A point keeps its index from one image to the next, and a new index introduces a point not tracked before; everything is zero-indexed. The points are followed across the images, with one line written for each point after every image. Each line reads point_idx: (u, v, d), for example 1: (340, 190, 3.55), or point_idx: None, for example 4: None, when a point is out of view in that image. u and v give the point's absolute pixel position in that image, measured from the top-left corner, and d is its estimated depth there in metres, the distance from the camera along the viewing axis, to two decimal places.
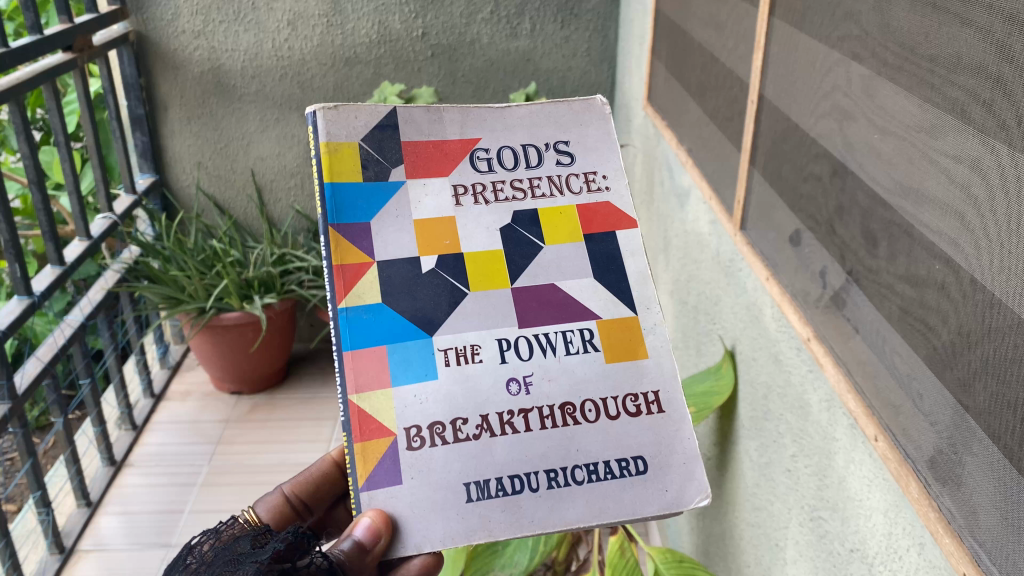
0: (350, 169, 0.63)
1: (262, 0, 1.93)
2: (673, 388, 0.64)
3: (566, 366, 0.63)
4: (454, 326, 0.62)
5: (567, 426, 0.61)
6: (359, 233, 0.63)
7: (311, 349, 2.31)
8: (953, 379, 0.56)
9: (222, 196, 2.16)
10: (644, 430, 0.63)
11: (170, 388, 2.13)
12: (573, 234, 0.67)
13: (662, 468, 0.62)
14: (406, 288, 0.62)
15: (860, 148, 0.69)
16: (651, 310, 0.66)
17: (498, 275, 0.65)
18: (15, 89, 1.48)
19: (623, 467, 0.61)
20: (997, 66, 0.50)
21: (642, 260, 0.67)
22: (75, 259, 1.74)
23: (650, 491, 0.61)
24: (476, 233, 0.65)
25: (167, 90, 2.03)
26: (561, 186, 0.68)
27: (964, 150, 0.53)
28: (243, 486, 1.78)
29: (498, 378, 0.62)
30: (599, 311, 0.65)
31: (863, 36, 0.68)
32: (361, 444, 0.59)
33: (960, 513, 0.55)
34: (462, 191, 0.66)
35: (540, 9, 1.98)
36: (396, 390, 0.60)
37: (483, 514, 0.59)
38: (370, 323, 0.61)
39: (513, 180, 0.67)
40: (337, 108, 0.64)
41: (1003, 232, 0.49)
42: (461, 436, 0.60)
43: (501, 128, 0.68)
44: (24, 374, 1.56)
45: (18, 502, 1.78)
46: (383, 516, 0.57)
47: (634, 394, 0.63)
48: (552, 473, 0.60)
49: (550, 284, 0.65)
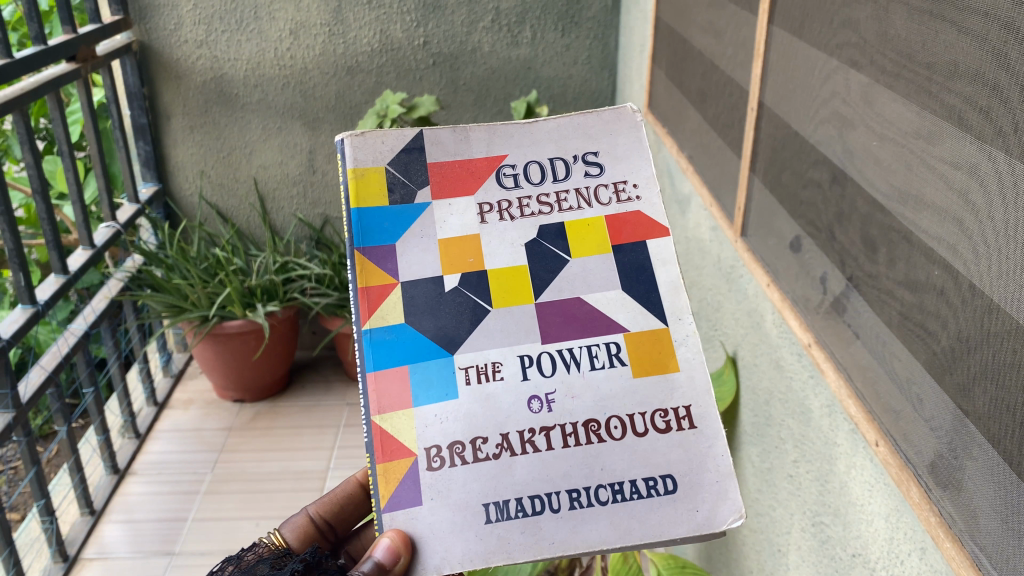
0: (376, 194, 0.62)
1: (264, 10, 1.95)
2: (706, 403, 0.59)
3: (590, 382, 0.59)
4: (476, 343, 0.60)
5: (591, 444, 0.58)
6: (384, 254, 0.61)
7: (313, 356, 2.31)
8: (952, 384, 0.56)
9: (224, 204, 2.17)
10: (673, 447, 0.58)
11: (173, 396, 2.13)
12: (600, 245, 0.63)
13: (692, 488, 0.57)
14: (428, 308, 0.60)
15: (860, 155, 0.70)
16: (682, 321, 0.61)
17: (521, 290, 0.61)
18: (19, 99, 1.49)
19: (650, 487, 0.57)
20: (994, 72, 0.50)
21: (672, 270, 0.63)
22: (78, 268, 1.75)
23: (679, 511, 0.57)
24: (501, 249, 0.62)
25: (170, 99, 2.04)
26: (590, 198, 0.64)
27: (962, 156, 0.54)
28: (245, 493, 1.79)
29: (519, 396, 0.59)
30: (626, 323, 0.61)
31: (861, 44, 0.69)
32: (384, 464, 0.57)
33: (960, 517, 0.55)
34: (487, 209, 0.63)
35: (541, 17, 1.99)
36: (418, 410, 0.58)
37: (502, 535, 0.56)
38: (392, 344, 0.59)
39: (539, 194, 0.64)
40: (364, 134, 0.63)
41: (1000, 238, 0.50)
42: (481, 456, 0.57)
43: (527, 143, 0.65)
44: (28, 383, 1.57)
45: (21, 511, 1.78)
46: (403, 536, 0.55)
47: (664, 409, 0.59)
48: (574, 493, 0.57)
49: (576, 298, 0.61)
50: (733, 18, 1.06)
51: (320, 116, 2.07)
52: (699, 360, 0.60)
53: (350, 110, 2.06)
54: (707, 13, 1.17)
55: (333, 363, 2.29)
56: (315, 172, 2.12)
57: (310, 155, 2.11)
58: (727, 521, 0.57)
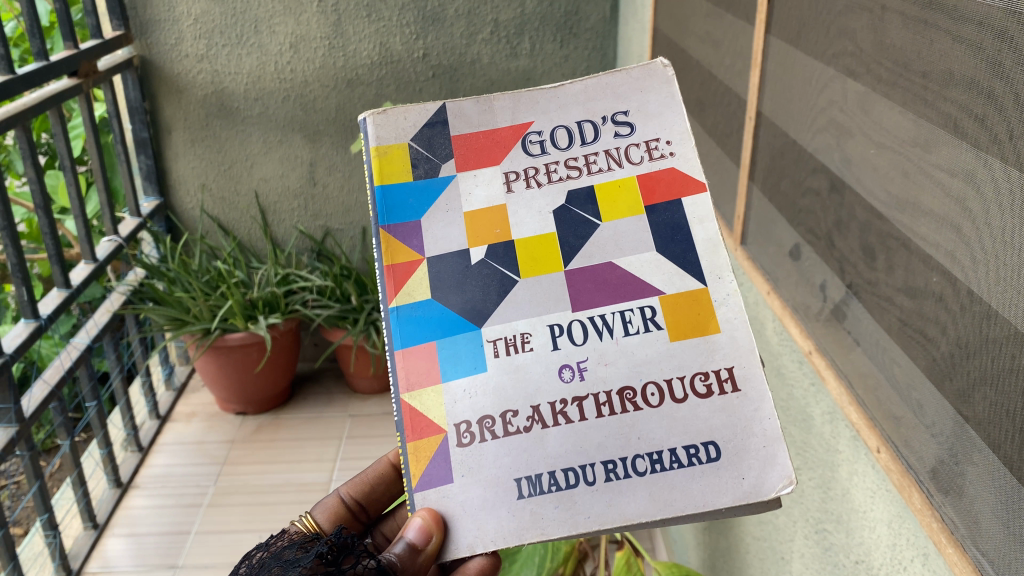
0: (399, 171, 0.60)
1: (264, 24, 1.96)
2: (750, 364, 0.55)
3: (624, 349, 0.56)
4: (505, 315, 0.57)
5: (626, 413, 0.55)
6: (409, 231, 0.59)
7: (315, 368, 2.32)
8: (952, 391, 0.57)
9: (225, 217, 2.17)
10: (716, 413, 0.54)
11: (176, 409, 2.13)
12: (632, 207, 0.59)
13: (737, 454, 0.53)
14: (455, 283, 0.58)
15: (858, 163, 0.70)
16: (723, 280, 0.57)
17: (550, 259, 0.58)
18: (20, 115, 1.50)
19: (691, 455, 0.54)
20: (989, 81, 0.51)
21: (711, 226, 0.58)
22: (80, 282, 1.75)
23: (723, 480, 0.53)
24: (528, 218, 0.59)
25: (171, 113, 2.05)
26: (621, 159, 0.60)
27: (958, 164, 0.54)
28: (248, 506, 1.79)
29: (549, 366, 0.56)
30: (662, 286, 0.57)
31: (858, 53, 0.69)
32: (414, 443, 0.55)
33: (962, 522, 0.56)
34: (513, 177, 0.60)
35: (540, 28, 2.00)
36: (447, 385, 0.56)
37: (535, 510, 0.53)
38: (418, 321, 0.57)
39: (567, 159, 0.60)
40: (386, 112, 0.60)
41: (998, 244, 0.50)
42: (511, 430, 0.55)
43: (553, 106, 0.61)
44: (31, 397, 1.57)
45: (24, 526, 1.78)
46: (435, 515, 0.54)
47: (704, 372, 0.55)
48: (609, 465, 0.54)
49: (608, 263, 0.58)
50: (730, 27, 1.07)
51: (320, 129, 2.07)
52: (741, 320, 0.56)
53: (350, 122, 2.07)
54: (705, 22, 1.17)
55: (334, 375, 2.29)
56: (316, 185, 2.13)
57: (311, 167, 2.11)
58: (776, 488, 0.52)
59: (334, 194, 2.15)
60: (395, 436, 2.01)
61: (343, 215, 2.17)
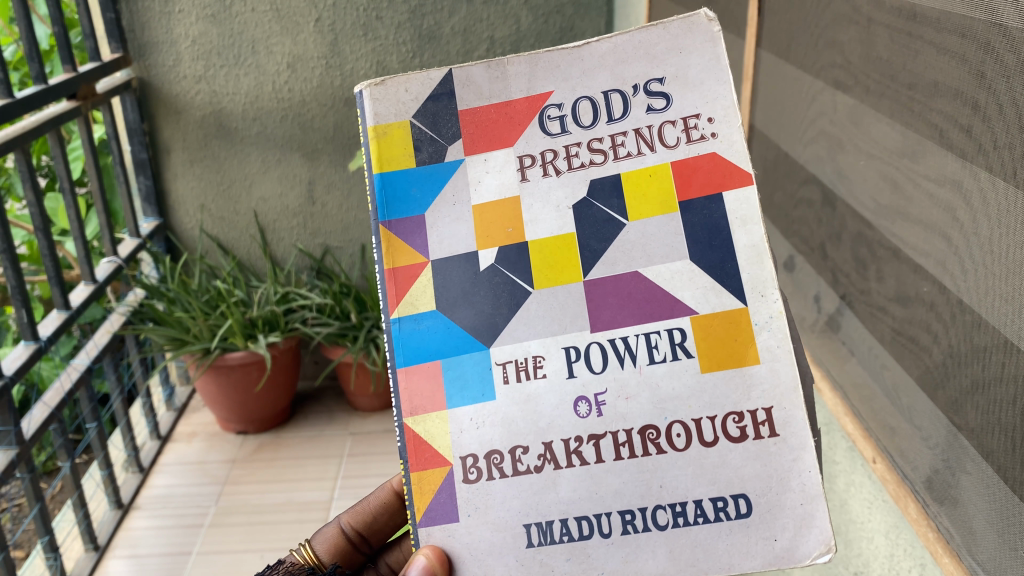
0: (399, 155, 0.56)
1: (262, 44, 1.97)
2: (790, 405, 0.52)
3: (647, 378, 0.53)
4: (516, 333, 0.55)
5: (646, 456, 0.53)
6: (412, 227, 0.56)
7: (316, 387, 2.31)
8: (945, 400, 0.57)
9: (224, 237, 2.17)
10: (749, 460, 0.52)
11: (177, 429, 2.13)
12: (667, 202, 0.54)
13: (770, 512, 0.52)
14: (462, 294, 0.55)
15: (849, 174, 0.70)
16: (766, 299, 0.53)
17: (568, 265, 0.55)
18: (20, 138, 1.51)
19: (719, 509, 0.52)
20: (973, 92, 0.51)
21: (755, 230, 0.53)
22: (80, 303, 1.76)
23: (754, 540, 0.52)
24: (545, 214, 0.55)
25: (169, 134, 2.06)
26: (653, 141, 0.55)
27: (945, 173, 0.55)
28: (249, 526, 1.78)
29: (564, 397, 0.54)
30: (695, 305, 0.53)
31: (847, 65, 0.70)
32: (417, 472, 0.55)
33: (958, 532, 0.55)
34: (528, 163, 0.56)
35: (536, 45, 2.00)
36: (452, 412, 0.55)
37: (546, 561, 0.53)
38: (421, 336, 0.56)
39: (590, 140, 0.55)
40: (383, 84, 0.57)
41: (985, 253, 0.50)
42: (521, 468, 0.54)
43: (577, 73, 0.55)
44: (31, 419, 1.57)
45: (26, 549, 1.78)
46: (438, 553, 0.53)
47: (738, 414, 0.53)
48: (628, 516, 0.53)
49: (634, 273, 0.54)
50: None
51: (318, 147, 2.08)
52: (784, 349, 0.53)
53: (349, 140, 2.07)
54: None
55: (334, 393, 2.29)
56: (314, 203, 2.14)
57: (310, 185, 2.12)
58: (812, 554, 0.51)
59: (333, 212, 2.15)
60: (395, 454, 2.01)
61: (341, 233, 2.17)
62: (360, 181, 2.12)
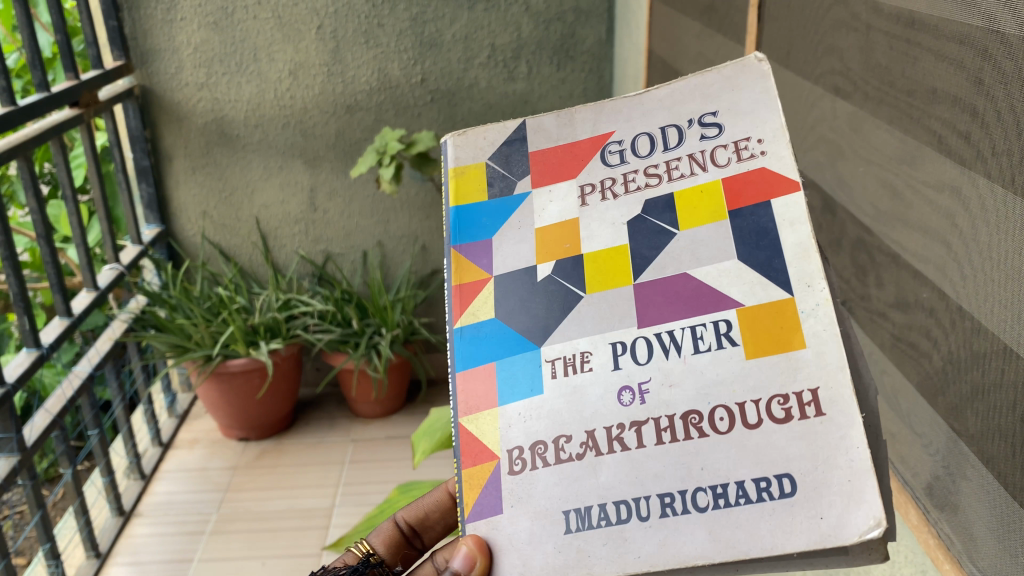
0: (473, 189, 0.51)
1: (263, 52, 1.98)
2: (840, 382, 0.41)
3: (692, 367, 0.43)
4: (567, 331, 0.47)
5: (688, 441, 0.42)
6: (480, 250, 0.50)
7: (317, 393, 2.31)
8: (944, 406, 0.57)
9: (226, 244, 2.18)
10: (794, 441, 0.41)
11: (178, 436, 2.13)
12: (714, 211, 0.45)
13: (817, 489, 0.40)
14: (519, 304, 0.48)
15: (849, 182, 0.70)
16: (813, 289, 0.42)
17: (619, 275, 0.47)
18: (21, 146, 1.52)
19: (761, 490, 0.41)
20: (971, 98, 0.51)
21: (803, 229, 0.43)
22: (81, 310, 1.76)
23: (797, 520, 0.40)
24: (601, 232, 0.48)
25: (171, 141, 2.06)
26: (705, 161, 0.47)
27: (944, 179, 0.55)
28: (249, 533, 1.78)
29: (608, 388, 0.45)
30: (741, 297, 0.43)
31: (846, 72, 0.70)
32: (469, 469, 0.46)
33: (959, 538, 0.55)
34: (589, 190, 0.49)
35: (536, 52, 2.01)
36: (503, 409, 0.47)
37: (582, 548, 0.43)
38: (480, 343, 0.49)
39: (647, 167, 0.48)
40: (466, 132, 0.52)
41: (984, 259, 0.51)
42: (563, 457, 0.44)
43: (637, 112, 0.49)
44: (33, 426, 1.57)
45: (27, 556, 1.79)
46: (480, 542, 0.45)
47: (784, 395, 0.42)
48: (666, 499, 0.42)
49: (682, 275, 0.45)
50: (722, 47, 1.07)
51: (320, 154, 2.09)
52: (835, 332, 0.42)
53: (349, 147, 2.08)
54: (696, 43, 1.20)
55: (336, 400, 2.29)
56: (316, 210, 2.15)
57: (311, 192, 2.13)
58: (860, 531, 0.39)
59: (334, 219, 2.16)
60: (396, 461, 2.01)
61: (343, 239, 2.18)
62: (361, 188, 2.13)
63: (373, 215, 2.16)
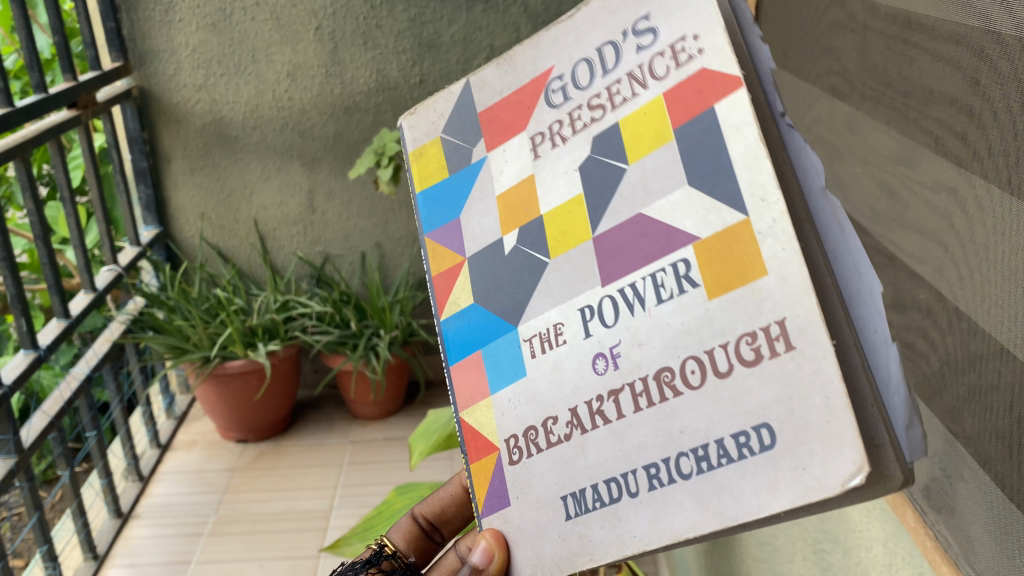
0: (433, 171, 0.54)
1: (262, 53, 1.97)
2: (808, 309, 0.36)
3: (657, 320, 0.41)
4: (538, 306, 0.47)
5: (663, 402, 0.41)
6: (451, 232, 0.53)
7: (316, 395, 2.31)
8: (942, 407, 0.57)
9: (225, 245, 2.18)
10: (768, 383, 0.37)
11: (177, 438, 2.13)
12: (662, 131, 0.42)
13: (796, 438, 0.36)
14: (492, 284, 0.50)
15: (847, 183, 0.70)
16: (768, 202, 0.37)
17: (576, 230, 0.45)
18: (19, 147, 1.51)
19: (741, 446, 0.38)
20: (968, 99, 0.51)
21: (749, 132, 0.38)
22: (79, 312, 1.76)
23: (781, 476, 0.37)
24: (556, 184, 0.47)
25: (170, 143, 2.06)
26: (644, 77, 0.43)
27: (942, 180, 0.54)
28: (248, 535, 1.78)
29: (583, 359, 0.45)
30: (697, 229, 0.40)
31: (843, 73, 0.70)
32: (476, 463, 0.51)
33: (955, 540, 0.55)
34: (540, 140, 0.48)
35: None
36: (495, 397, 0.50)
37: (583, 532, 0.45)
38: (465, 330, 0.52)
39: (590, 99, 0.46)
40: (411, 114, 0.55)
41: (981, 260, 0.50)
42: (553, 440, 0.46)
43: (571, 40, 0.47)
44: (30, 428, 1.57)
45: (25, 558, 1.79)
46: (497, 536, 0.50)
47: (751, 333, 0.38)
48: (652, 471, 0.41)
49: (637, 216, 0.42)
50: None
51: (319, 156, 2.09)
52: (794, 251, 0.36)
53: (348, 149, 2.08)
54: None
55: (335, 402, 2.29)
56: (314, 212, 2.15)
57: (309, 194, 2.13)
58: (843, 479, 0.35)
59: (333, 220, 2.16)
60: (395, 462, 2.01)
61: (342, 241, 2.18)
62: (360, 189, 2.13)
63: (372, 216, 2.16)
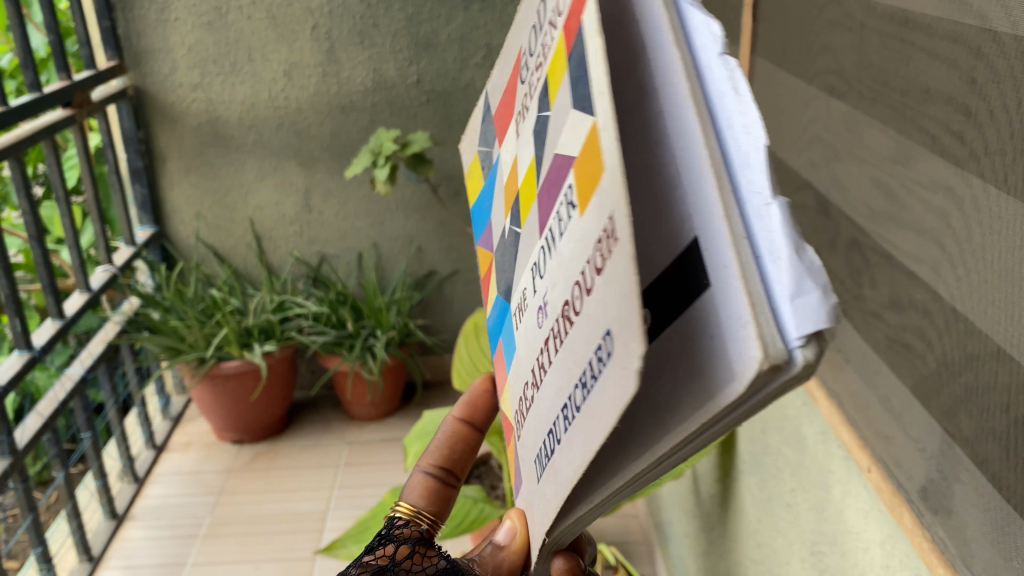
0: (475, 183, 0.65)
1: (257, 52, 1.96)
2: (617, 193, 0.32)
3: (560, 256, 0.42)
4: (519, 279, 0.52)
5: (565, 340, 0.41)
6: (484, 233, 0.62)
7: (312, 396, 2.30)
8: (938, 408, 0.56)
9: (221, 246, 2.17)
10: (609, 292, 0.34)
11: (172, 439, 2.12)
12: (563, 67, 0.43)
13: (621, 338, 0.32)
14: (503, 270, 0.57)
15: (844, 183, 0.69)
16: (599, 92, 0.35)
17: (531, 192, 0.49)
18: (14, 146, 1.51)
19: (599, 364, 0.35)
20: (964, 97, 0.50)
21: (589, 25, 0.37)
22: (74, 312, 1.75)
23: (617, 388, 0.33)
24: (524, 153, 0.51)
25: (165, 142, 2.05)
26: (556, 18, 0.46)
27: (939, 179, 0.54)
28: (244, 537, 1.77)
29: (535, 315, 0.47)
30: (574, 150, 0.39)
31: (840, 71, 0.69)
32: (510, 448, 0.56)
33: (951, 542, 0.54)
34: (518, 116, 0.54)
35: None
36: (509, 379, 0.54)
37: (541, 493, 0.44)
38: (496, 320, 0.59)
39: (535, 61, 0.50)
40: (465, 134, 0.67)
41: (978, 260, 0.50)
42: (529, 403, 0.48)
43: (527, 15, 0.53)
44: (24, 429, 1.56)
45: (19, 559, 1.78)
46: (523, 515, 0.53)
47: (597, 239, 0.35)
48: (563, 412, 0.40)
49: (553, 155, 0.44)
50: None
51: (315, 155, 2.08)
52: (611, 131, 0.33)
53: (344, 148, 2.07)
54: None
55: (332, 402, 2.28)
56: (311, 212, 2.14)
57: (306, 193, 2.12)
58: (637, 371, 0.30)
59: (329, 220, 2.15)
60: (392, 463, 2.00)
61: (338, 241, 2.17)
62: (356, 190, 2.12)
63: (368, 216, 2.15)
